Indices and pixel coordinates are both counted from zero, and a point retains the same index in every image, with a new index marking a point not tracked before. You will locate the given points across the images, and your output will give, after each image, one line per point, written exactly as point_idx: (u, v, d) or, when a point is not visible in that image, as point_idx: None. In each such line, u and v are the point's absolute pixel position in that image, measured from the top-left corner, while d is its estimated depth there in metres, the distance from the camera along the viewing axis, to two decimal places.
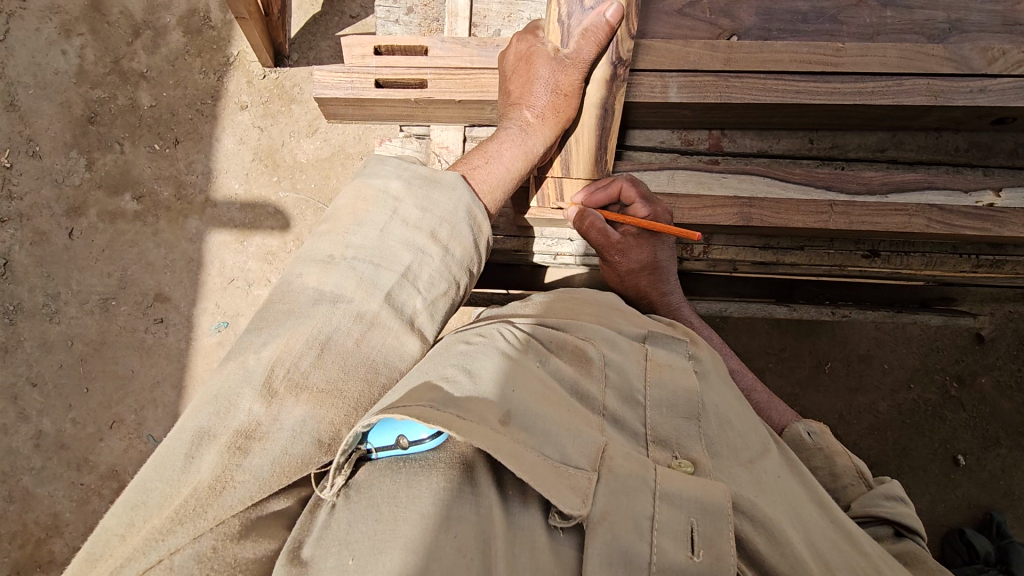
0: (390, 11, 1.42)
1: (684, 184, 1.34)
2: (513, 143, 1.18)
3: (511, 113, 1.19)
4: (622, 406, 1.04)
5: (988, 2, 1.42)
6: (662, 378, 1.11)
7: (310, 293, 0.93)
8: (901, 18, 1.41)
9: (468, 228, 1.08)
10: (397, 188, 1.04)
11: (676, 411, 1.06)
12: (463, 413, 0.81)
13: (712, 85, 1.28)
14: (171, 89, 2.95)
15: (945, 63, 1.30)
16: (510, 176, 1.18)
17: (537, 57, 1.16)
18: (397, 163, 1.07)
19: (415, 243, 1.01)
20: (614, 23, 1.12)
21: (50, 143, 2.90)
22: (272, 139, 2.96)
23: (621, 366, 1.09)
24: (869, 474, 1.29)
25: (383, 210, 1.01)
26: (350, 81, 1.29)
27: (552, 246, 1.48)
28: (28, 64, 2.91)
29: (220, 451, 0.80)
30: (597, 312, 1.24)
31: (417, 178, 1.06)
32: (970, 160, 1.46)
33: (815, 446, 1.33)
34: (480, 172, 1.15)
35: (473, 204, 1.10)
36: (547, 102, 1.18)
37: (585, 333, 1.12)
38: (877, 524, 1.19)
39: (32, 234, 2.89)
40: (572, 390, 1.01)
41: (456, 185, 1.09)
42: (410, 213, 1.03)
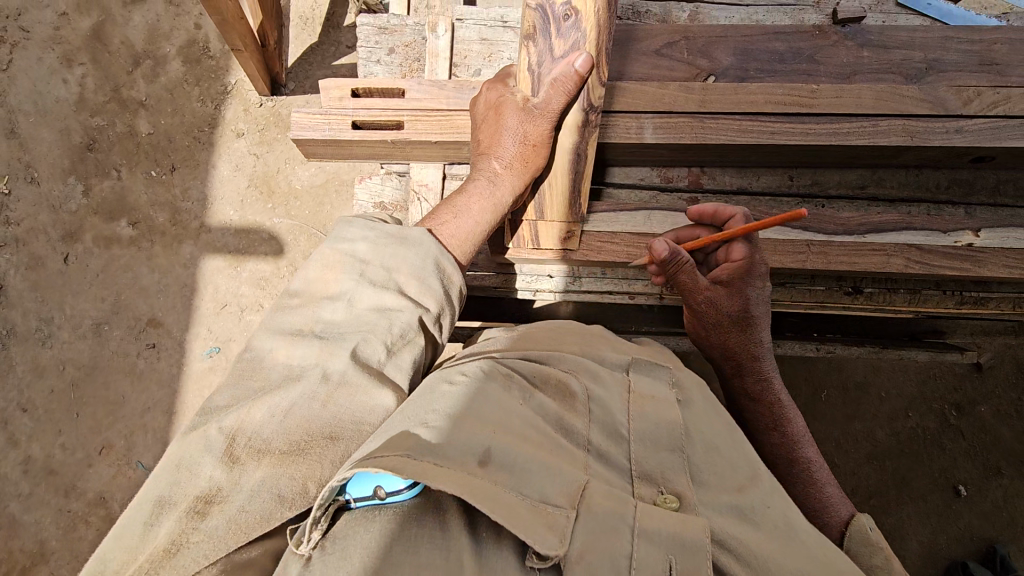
0: (372, 52, 1.45)
1: (660, 224, 1.33)
2: (480, 197, 1.20)
3: (480, 164, 1.22)
4: (609, 442, 1.01)
5: (965, 43, 1.43)
6: (645, 409, 1.07)
7: (281, 369, 0.93)
8: (878, 58, 1.42)
9: (436, 279, 1.08)
10: (365, 250, 1.05)
11: (658, 442, 1.02)
12: (440, 460, 0.80)
13: (687, 125, 1.29)
14: (170, 116, 2.99)
15: (920, 104, 1.30)
16: (478, 230, 1.19)
17: (506, 108, 1.18)
18: (365, 224, 1.09)
19: (384, 304, 1.01)
20: (583, 72, 1.11)
21: (49, 170, 2.93)
22: (268, 166, 2.99)
23: (604, 399, 1.06)
24: None
25: (350, 273, 1.02)
26: (327, 123, 1.30)
27: (531, 282, 1.47)
28: (30, 93, 2.96)
29: (180, 514, 0.79)
30: (581, 340, 1.22)
31: (384, 236, 1.07)
32: (951, 197, 1.46)
33: (878, 543, 1.12)
34: (448, 228, 1.17)
35: (441, 258, 1.11)
36: (515, 153, 1.19)
37: (567, 364, 1.11)
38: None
39: (28, 258, 2.91)
40: (556, 426, 0.99)
41: (423, 241, 1.10)
42: (377, 274, 1.03)
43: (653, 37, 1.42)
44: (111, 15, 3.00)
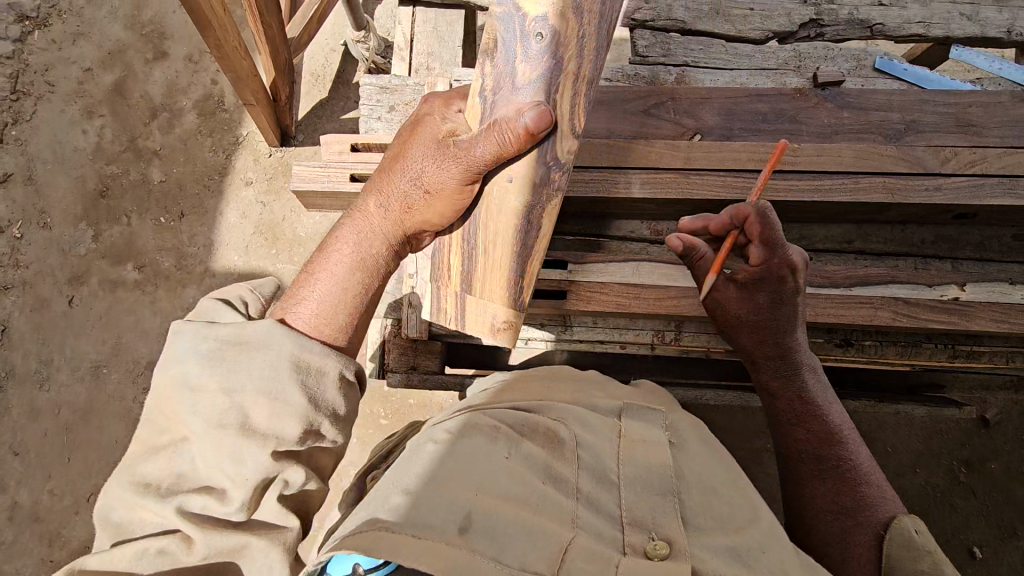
0: (373, 109, 1.53)
1: (648, 275, 1.35)
2: (355, 246, 1.13)
3: (375, 204, 1.14)
4: (598, 489, 0.98)
5: (941, 105, 1.49)
6: (635, 456, 1.04)
7: (147, 517, 0.94)
8: (857, 119, 1.48)
9: (295, 385, 0.97)
10: (199, 372, 0.93)
11: (650, 487, 1.00)
12: (420, 531, 0.80)
13: (673, 181, 1.34)
14: (181, 165, 3.10)
15: (898, 163, 1.35)
16: (343, 291, 1.10)
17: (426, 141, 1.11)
18: (195, 334, 0.95)
19: (230, 448, 0.93)
20: (531, 126, 0.98)
21: (61, 215, 3.02)
22: (274, 214, 3.08)
23: (595, 446, 1.04)
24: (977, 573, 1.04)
25: (187, 404, 0.93)
26: (326, 176, 1.35)
27: (522, 332, 1.47)
28: (50, 142, 3.08)
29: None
30: (575, 386, 1.20)
31: (220, 350, 0.95)
32: (937, 252, 1.49)
33: (924, 547, 1.06)
34: (311, 286, 1.10)
35: (303, 355, 0.99)
36: (417, 199, 1.12)
37: (558, 412, 1.08)
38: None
39: (34, 300, 2.95)
40: (543, 475, 0.95)
41: (273, 342, 0.98)
42: (214, 407, 0.93)
43: (641, 97, 1.49)
44: (133, 71, 3.16)
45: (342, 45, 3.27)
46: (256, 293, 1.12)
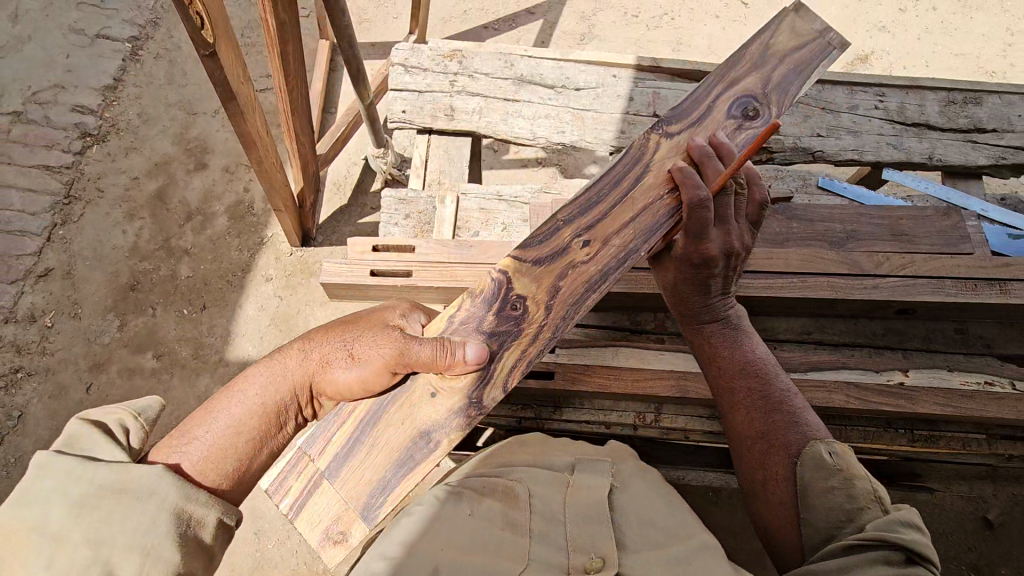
0: (392, 217, 1.80)
1: (626, 359, 1.53)
2: (263, 391, 1.17)
3: (303, 363, 1.20)
4: (547, 526, 1.11)
5: (876, 218, 1.74)
6: (579, 498, 1.15)
7: None
8: (804, 228, 1.73)
9: (170, 536, 0.97)
10: (62, 522, 0.92)
11: (589, 520, 1.11)
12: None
13: (645, 279, 1.57)
14: (208, 262, 3.39)
15: (840, 265, 1.58)
16: (238, 436, 1.13)
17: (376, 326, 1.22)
18: (64, 482, 0.95)
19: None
20: (473, 359, 1.12)
21: (92, 306, 3.26)
22: (289, 307, 3.31)
23: (546, 493, 1.17)
24: (886, 498, 1.11)
25: (42, 554, 0.89)
26: (349, 271, 1.59)
27: (516, 410, 1.62)
28: (92, 241, 3.40)
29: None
30: (534, 448, 1.31)
31: (93, 498, 0.95)
32: (888, 343, 1.67)
33: (836, 465, 1.13)
34: (208, 428, 1.12)
35: (184, 503, 1.01)
36: (344, 370, 1.17)
37: (516, 472, 1.21)
38: (885, 547, 0.99)
39: (53, 387, 3.10)
40: (501, 523, 1.08)
41: (157, 489, 0.99)
42: (76, 558, 0.90)
43: None
44: (175, 181, 3.56)
45: (363, 159, 3.69)
46: (142, 419, 1.11)
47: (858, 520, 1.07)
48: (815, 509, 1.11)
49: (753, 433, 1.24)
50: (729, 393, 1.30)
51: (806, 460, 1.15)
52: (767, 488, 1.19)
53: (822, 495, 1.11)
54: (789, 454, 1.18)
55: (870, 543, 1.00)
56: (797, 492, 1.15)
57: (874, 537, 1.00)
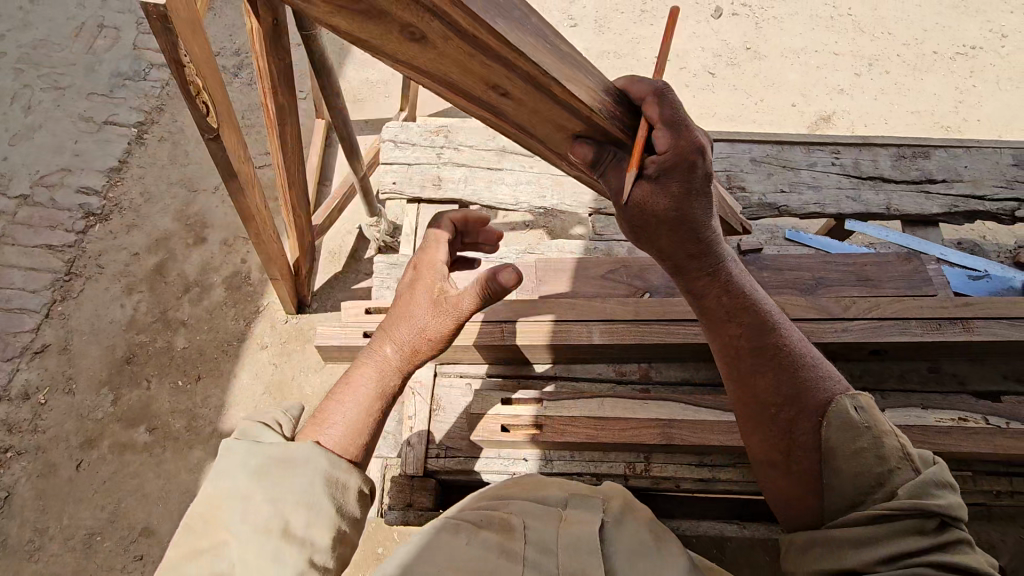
0: (384, 280, 1.89)
1: (612, 408, 1.57)
2: (367, 372, 1.33)
3: (378, 346, 1.35)
4: (542, 555, 1.06)
5: (841, 264, 1.85)
6: (572, 526, 1.09)
7: None
8: (774, 277, 1.83)
9: (326, 501, 1.13)
10: (248, 485, 1.09)
11: (580, 547, 1.06)
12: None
13: (627, 330, 1.63)
14: (205, 333, 3.45)
15: (810, 309, 1.68)
16: (359, 411, 1.29)
17: (419, 287, 1.39)
18: (247, 451, 1.13)
19: (268, 555, 1.03)
20: None
21: (86, 381, 3.28)
22: (284, 375, 3.35)
23: (538, 520, 1.12)
24: (914, 450, 1.18)
25: (237, 513, 1.06)
26: (341, 333, 1.65)
27: (508, 466, 1.63)
28: (90, 316, 3.46)
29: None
30: (532, 484, 1.28)
31: (268, 464, 1.12)
32: (864, 385, 1.73)
33: (863, 422, 1.19)
34: (334, 410, 1.29)
35: (333, 472, 1.17)
36: (407, 341, 1.34)
37: (511, 506, 1.18)
38: (919, 515, 1.09)
39: (43, 465, 3.07)
40: (497, 552, 1.05)
41: (310, 460, 1.16)
42: (260, 517, 1.06)
43: (599, 264, 1.85)
44: (174, 255, 3.68)
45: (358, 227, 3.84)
46: (290, 415, 1.31)
47: (889, 483, 1.15)
48: (842, 475, 1.18)
49: (774, 406, 1.26)
50: (743, 368, 1.29)
51: (833, 423, 1.21)
52: (792, 454, 1.25)
53: (850, 459, 1.17)
54: (812, 419, 1.24)
55: (906, 510, 1.09)
56: (822, 454, 1.21)
57: (910, 504, 1.09)
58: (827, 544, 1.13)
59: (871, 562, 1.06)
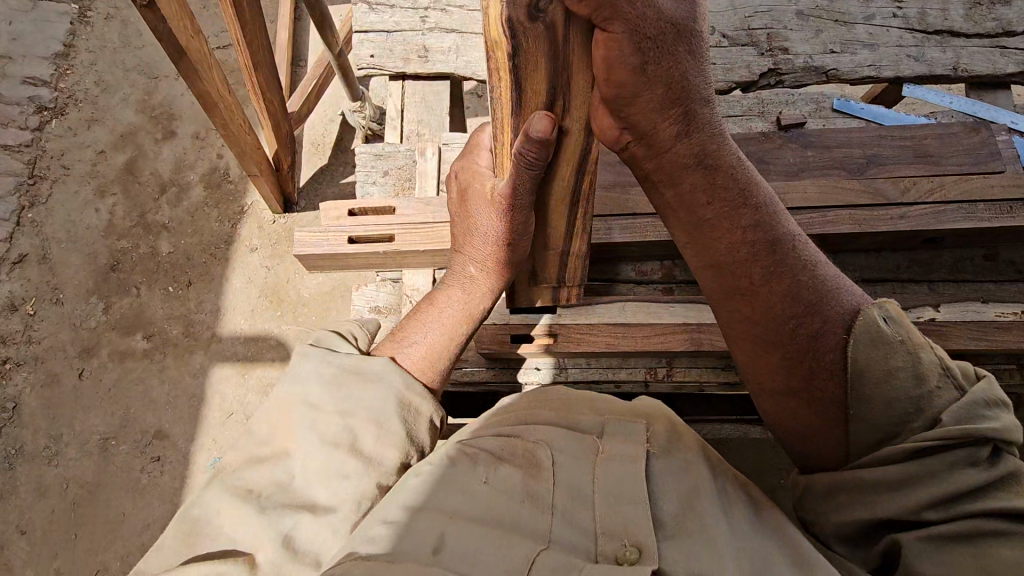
0: (369, 175, 1.65)
1: (633, 314, 1.43)
2: (454, 300, 1.30)
3: (458, 265, 1.31)
4: (575, 504, 0.99)
5: (898, 139, 1.58)
6: (610, 470, 1.01)
7: (222, 537, 0.94)
8: (820, 157, 1.57)
9: (394, 419, 1.11)
10: (320, 396, 1.10)
11: (620, 497, 0.98)
12: (399, 555, 0.85)
13: (649, 225, 1.42)
14: (189, 236, 3.23)
15: (862, 194, 1.46)
16: (449, 335, 1.27)
17: (473, 198, 1.23)
18: (323, 363, 1.14)
19: (333, 466, 1.02)
20: None
21: (74, 291, 3.12)
22: (277, 278, 3.18)
23: (571, 459, 1.04)
24: (959, 370, 1.01)
25: (305, 419, 1.06)
26: (325, 239, 1.44)
27: (519, 375, 1.52)
28: (64, 222, 3.22)
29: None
30: (561, 403, 1.17)
31: (341, 374, 1.14)
32: (913, 276, 1.54)
33: (896, 336, 1.01)
34: (418, 336, 1.27)
35: (406, 395, 1.15)
36: (487, 257, 1.26)
37: (538, 433, 1.08)
38: (968, 445, 0.94)
39: (45, 376, 3.00)
40: (523, 496, 0.97)
41: (383, 380, 1.15)
42: (332, 427, 1.06)
43: None
44: (143, 151, 3.35)
45: (340, 114, 3.47)
46: (363, 328, 1.32)
47: (930, 408, 0.98)
48: (871, 401, 1.00)
49: (792, 322, 1.05)
50: (756, 280, 1.06)
51: (863, 341, 1.01)
52: (814, 378, 1.05)
53: (881, 383, 0.99)
54: (838, 336, 1.03)
55: (951, 440, 0.94)
56: (847, 378, 1.02)
57: (957, 433, 0.93)
58: (858, 487, 0.98)
59: (908, 506, 0.94)
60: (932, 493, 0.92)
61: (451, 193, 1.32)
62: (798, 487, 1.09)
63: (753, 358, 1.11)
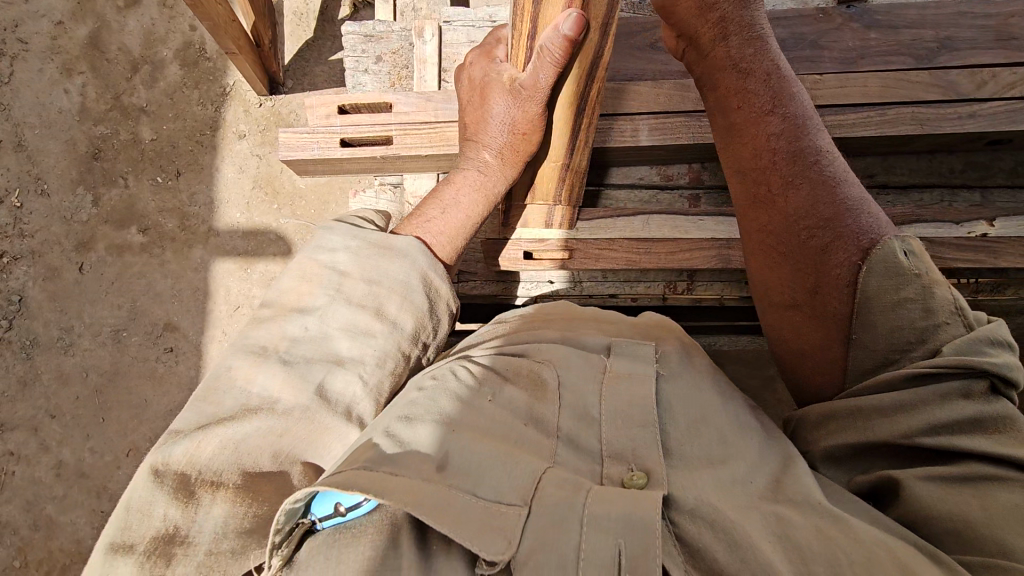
0: (359, 61, 1.43)
1: (659, 229, 1.32)
2: (470, 187, 1.18)
3: (471, 152, 1.18)
4: (580, 426, 0.88)
5: (978, 18, 1.35)
6: (623, 389, 0.92)
7: (237, 396, 0.84)
8: (885, 40, 1.35)
9: (422, 293, 1.02)
10: (345, 260, 0.99)
11: (631, 420, 0.88)
12: (397, 469, 0.74)
13: (683, 126, 1.27)
14: (171, 122, 2.98)
15: (932, 89, 1.27)
16: (469, 221, 1.17)
17: (491, 89, 1.11)
18: (347, 231, 1.03)
19: (358, 325, 0.94)
20: None
21: (58, 181, 2.94)
22: (270, 166, 2.97)
23: (576, 378, 0.94)
24: (969, 312, 0.89)
25: (329, 286, 0.96)
26: (315, 142, 1.28)
27: (531, 290, 1.44)
28: (33, 105, 2.95)
29: (136, 562, 0.74)
30: (563, 324, 1.09)
31: (367, 246, 1.02)
32: (967, 181, 1.40)
33: (913, 271, 0.90)
34: (436, 222, 1.14)
35: (429, 273, 1.05)
36: (505, 142, 1.14)
37: (543, 352, 0.99)
38: (966, 378, 0.82)
39: (45, 269, 2.91)
40: (524, 419, 0.88)
41: (410, 253, 1.04)
42: (355, 290, 0.97)
43: (649, 29, 1.37)
44: (106, 22, 2.98)
45: None
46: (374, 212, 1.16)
47: (932, 338, 0.87)
48: (875, 327, 0.90)
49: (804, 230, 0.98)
50: (775, 184, 1.01)
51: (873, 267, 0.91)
52: (820, 290, 0.96)
53: (888, 309, 0.89)
54: (851, 256, 0.94)
55: (946, 370, 0.83)
56: (854, 303, 0.92)
57: (951, 363, 0.82)
58: (851, 412, 0.87)
59: (897, 433, 0.83)
60: (920, 424, 0.82)
61: (459, 78, 1.19)
62: (792, 421, 0.97)
63: (763, 272, 1.04)
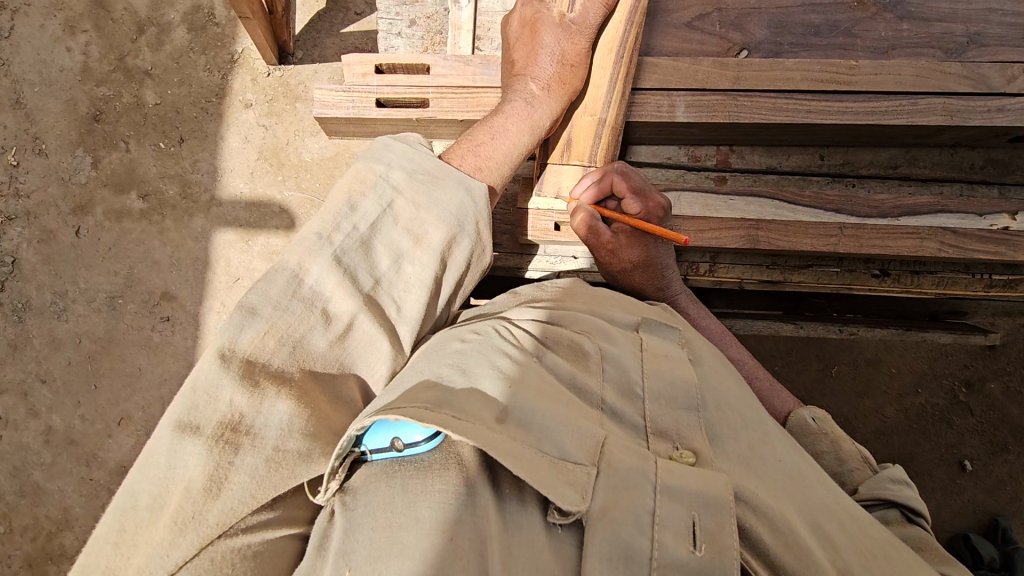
0: (392, 24, 1.47)
1: (690, 207, 1.36)
2: (518, 117, 1.22)
3: (518, 85, 1.24)
4: (623, 401, 1.01)
5: (1009, 15, 1.36)
6: (661, 369, 1.08)
7: (291, 287, 0.90)
8: (917, 31, 1.36)
9: (465, 228, 1.08)
10: (399, 179, 1.05)
11: (675, 402, 1.03)
12: (459, 413, 0.80)
13: (721, 104, 1.30)
14: (176, 87, 2.72)
15: (962, 82, 1.28)
16: (516, 150, 1.21)
17: (542, 24, 1.22)
18: (401, 151, 1.08)
19: (402, 248, 1.02)
20: None
21: (56, 141, 2.68)
22: (277, 138, 2.71)
23: (619, 358, 1.08)
24: (874, 461, 1.25)
25: (381, 200, 1.02)
26: (350, 100, 1.35)
27: (553, 264, 1.47)
28: (33, 61, 2.69)
29: (204, 444, 0.77)
30: (592, 301, 1.23)
31: (419, 171, 1.07)
32: (985, 178, 1.42)
33: (819, 431, 1.29)
34: (485, 148, 1.18)
35: (474, 209, 1.10)
36: (552, 73, 1.23)
37: (582, 325, 1.12)
38: (883, 506, 1.14)
39: (40, 232, 2.68)
40: (573, 388, 0.99)
41: (459, 183, 1.10)
42: (405, 210, 1.03)
43: (684, 8, 1.40)
44: None
45: None
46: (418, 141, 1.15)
47: (850, 481, 1.22)
48: None
49: None
50: None
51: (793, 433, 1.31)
52: None
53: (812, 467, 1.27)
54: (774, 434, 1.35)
55: (868, 502, 1.15)
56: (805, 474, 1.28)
57: (865, 497, 1.16)
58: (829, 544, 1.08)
59: None
60: None
61: (507, 21, 1.29)
62: None
63: None
